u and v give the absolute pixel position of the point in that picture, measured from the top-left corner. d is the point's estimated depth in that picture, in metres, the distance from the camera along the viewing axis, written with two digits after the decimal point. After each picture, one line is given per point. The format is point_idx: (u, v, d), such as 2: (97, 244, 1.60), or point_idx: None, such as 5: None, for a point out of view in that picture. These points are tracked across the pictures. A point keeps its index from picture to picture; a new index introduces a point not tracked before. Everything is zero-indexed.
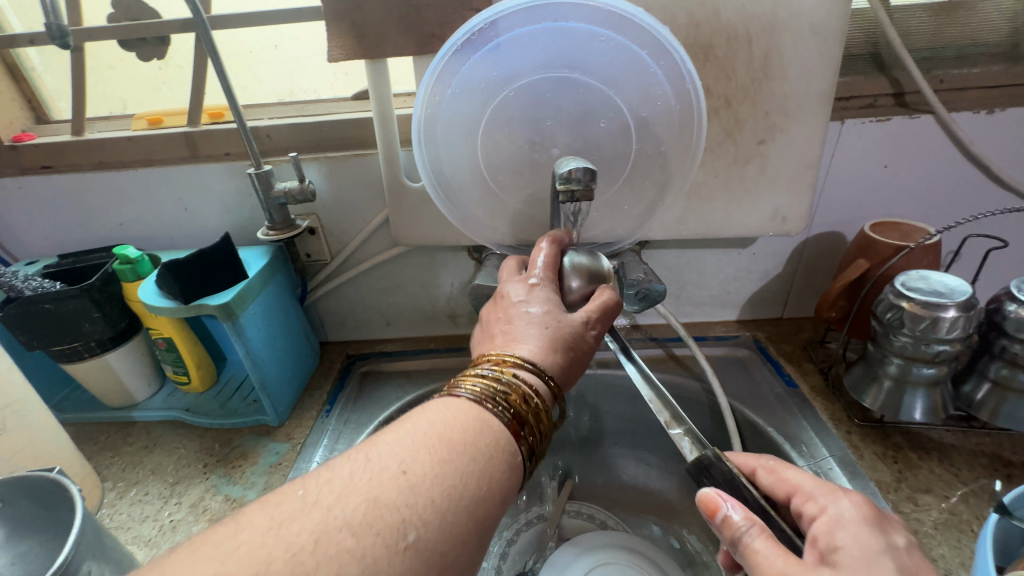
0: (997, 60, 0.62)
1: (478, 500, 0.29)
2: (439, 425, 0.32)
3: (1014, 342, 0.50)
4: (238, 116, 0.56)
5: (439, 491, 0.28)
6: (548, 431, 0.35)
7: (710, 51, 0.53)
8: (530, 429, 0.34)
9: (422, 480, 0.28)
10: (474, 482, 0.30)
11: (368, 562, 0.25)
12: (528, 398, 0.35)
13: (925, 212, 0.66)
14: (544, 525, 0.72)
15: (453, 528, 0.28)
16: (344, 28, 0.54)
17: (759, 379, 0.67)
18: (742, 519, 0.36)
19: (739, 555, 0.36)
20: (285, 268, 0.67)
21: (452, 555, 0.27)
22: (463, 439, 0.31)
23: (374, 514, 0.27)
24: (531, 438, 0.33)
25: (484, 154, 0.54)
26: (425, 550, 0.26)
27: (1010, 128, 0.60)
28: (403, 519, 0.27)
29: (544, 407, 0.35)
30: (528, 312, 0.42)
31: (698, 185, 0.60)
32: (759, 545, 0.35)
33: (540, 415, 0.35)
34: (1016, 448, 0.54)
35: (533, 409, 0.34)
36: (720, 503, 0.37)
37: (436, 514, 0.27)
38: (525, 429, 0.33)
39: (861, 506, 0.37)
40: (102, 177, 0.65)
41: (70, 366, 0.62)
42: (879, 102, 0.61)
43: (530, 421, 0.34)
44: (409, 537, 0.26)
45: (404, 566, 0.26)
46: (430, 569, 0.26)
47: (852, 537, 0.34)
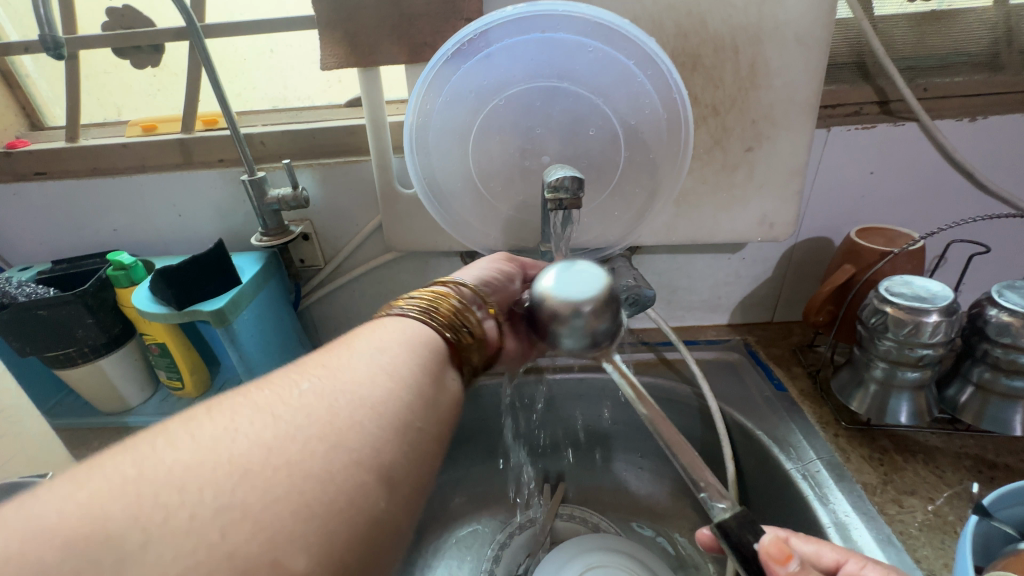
0: (979, 69, 0.63)
1: (375, 356, 0.34)
2: (360, 333, 0.37)
3: (996, 346, 0.50)
4: (231, 123, 0.56)
5: (332, 361, 0.33)
6: (478, 335, 0.41)
7: (698, 61, 0.54)
8: (451, 322, 0.40)
9: (314, 360, 0.33)
10: (384, 347, 0.35)
11: (265, 407, 0.28)
12: (449, 302, 0.41)
13: (911, 218, 0.67)
14: (537, 528, 0.72)
15: (350, 373, 0.32)
16: (336, 38, 0.55)
17: (748, 382, 0.68)
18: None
19: None
20: (279, 273, 0.67)
21: (352, 388, 0.31)
22: (378, 335, 0.36)
23: (271, 384, 0.31)
24: (455, 335, 0.39)
25: (475, 161, 0.54)
26: (322, 391, 0.30)
27: (993, 135, 0.61)
28: (297, 379, 0.31)
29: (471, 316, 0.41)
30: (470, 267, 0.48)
31: (687, 192, 0.61)
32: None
33: (466, 321, 0.41)
34: (1000, 450, 0.55)
35: (461, 317, 0.41)
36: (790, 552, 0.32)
37: (328, 371, 0.32)
38: (452, 330, 0.39)
39: None
40: (96, 184, 0.65)
41: (63, 372, 0.63)
42: (864, 111, 0.62)
43: (450, 317, 0.40)
44: (303, 386, 0.30)
45: (297, 404, 0.29)
46: (328, 401, 0.29)
47: None
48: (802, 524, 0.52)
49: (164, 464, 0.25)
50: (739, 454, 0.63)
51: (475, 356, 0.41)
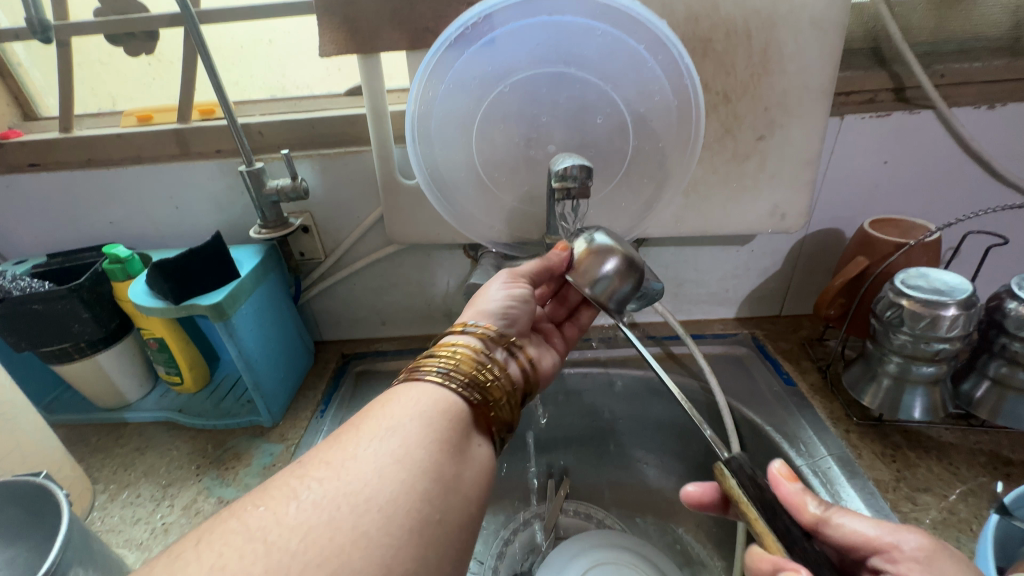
0: (998, 55, 0.61)
1: (388, 440, 0.32)
2: (371, 410, 0.35)
3: (1014, 340, 0.49)
4: (228, 112, 0.55)
5: (335, 457, 0.31)
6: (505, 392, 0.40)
7: (709, 46, 0.52)
8: (480, 379, 0.39)
9: (318, 459, 0.32)
10: (400, 425, 0.33)
11: (262, 530, 0.27)
12: (474, 357, 0.40)
13: (925, 208, 0.65)
14: (541, 524, 0.72)
15: (354, 473, 0.30)
16: (335, 23, 0.53)
17: (757, 377, 0.67)
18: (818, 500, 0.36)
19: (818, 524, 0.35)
20: (278, 266, 0.66)
21: (359, 491, 0.29)
22: (393, 411, 0.35)
23: (265, 496, 0.29)
24: (485, 396, 0.38)
25: (479, 151, 0.53)
26: (323, 500, 0.29)
27: (1011, 123, 0.59)
28: (296, 488, 0.30)
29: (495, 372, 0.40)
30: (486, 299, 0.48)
31: (697, 182, 0.59)
32: (841, 520, 0.35)
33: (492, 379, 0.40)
34: (1015, 446, 0.54)
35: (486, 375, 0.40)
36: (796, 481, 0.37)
37: (332, 474, 0.30)
38: (479, 391, 0.38)
39: None
40: (91, 175, 0.64)
41: (60, 367, 0.62)
42: (879, 98, 0.60)
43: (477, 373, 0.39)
44: (302, 497, 0.29)
45: (297, 519, 0.27)
46: (331, 513, 0.28)
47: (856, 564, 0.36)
48: None
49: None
50: (748, 450, 0.62)
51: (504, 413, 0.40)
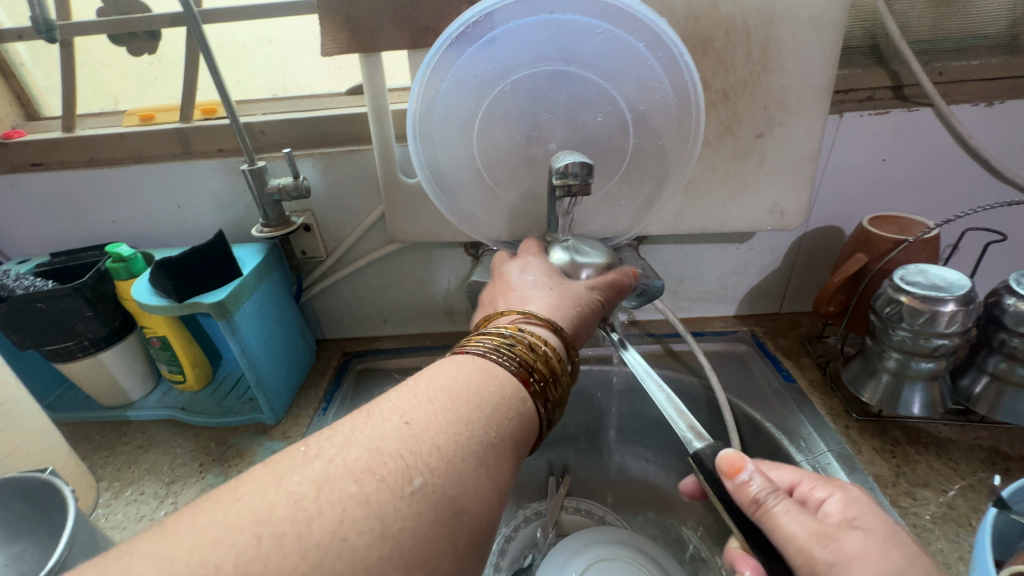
0: (995, 53, 0.61)
1: (487, 445, 0.29)
2: (446, 379, 0.32)
3: (1013, 336, 0.49)
4: (230, 111, 0.55)
5: (446, 441, 0.28)
6: (559, 379, 0.36)
7: (708, 44, 0.52)
8: (540, 375, 0.35)
9: (426, 429, 0.28)
10: (489, 422, 0.30)
11: (374, 506, 0.24)
12: (537, 347, 0.36)
13: (924, 205, 0.66)
14: (542, 521, 0.72)
15: (461, 471, 0.27)
16: (337, 23, 0.54)
17: (757, 374, 0.67)
18: (765, 483, 0.33)
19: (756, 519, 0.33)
20: (280, 265, 0.66)
21: (463, 499, 0.27)
22: (467, 389, 0.31)
23: (378, 463, 0.26)
24: (541, 382, 0.35)
25: (481, 149, 0.53)
26: (433, 495, 0.26)
27: (1010, 121, 0.59)
28: (410, 466, 0.26)
29: (551, 355, 0.37)
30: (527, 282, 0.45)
31: (696, 179, 0.60)
32: (780, 512, 0.32)
33: (548, 363, 0.36)
34: (1014, 442, 0.54)
35: (542, 357, 0.36)
36: (744, 463, 0.34)
37: (442, 460, 0.27)
38: (533, 375, 0.34)
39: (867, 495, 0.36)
40: (94, 175, 0.64)
41: (64, 366, 0.62)
42: (878, 96, 0.60)
43: (540, 369, 0.35)
44: (416, 483, 0.26)
45: (412, 511, 0.25)
46: (439, 514, 0.26)
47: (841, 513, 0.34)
48: None
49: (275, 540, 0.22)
50: (747, 446, 0.62)
51: (556, 404, 0.36)
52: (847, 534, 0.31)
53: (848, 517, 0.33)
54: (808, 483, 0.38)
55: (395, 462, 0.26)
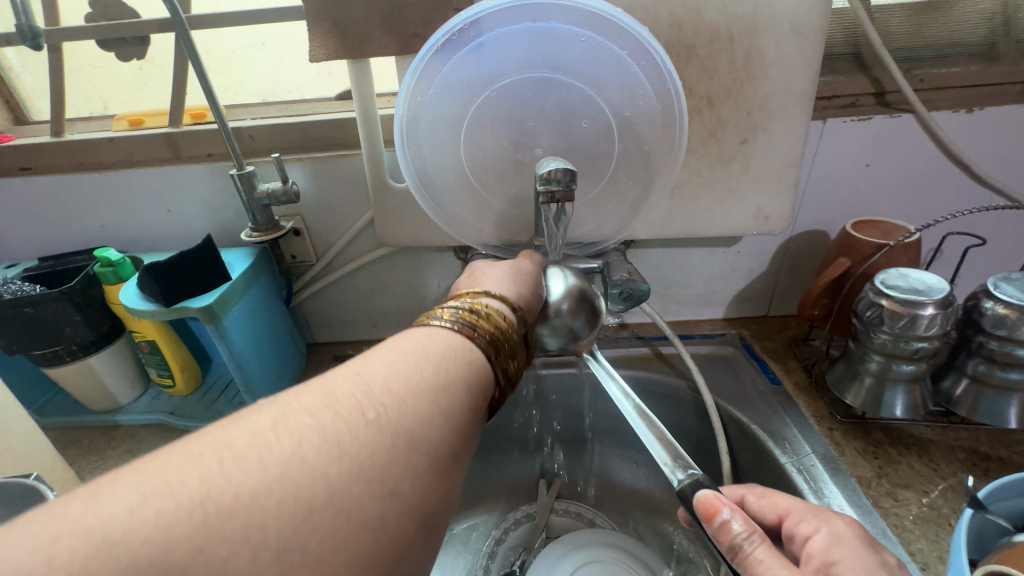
0: (975, 60, 0.62)
1: (443, 385, 0.28)
2: (395, 339, 0.31)
3: (990, 339, 0.50)
4: (219, 116, 0.55)
5: (398, 381, 0.27)
6: (512, 346, 0.34)
7: (692, 51, 0.53)
8: (499, 345, 0.33)
9: (376, 374, 0.28)
10: (440, 370, 0.29)
11: (330, 433, 0.24)
12: (498, 320, 0.34)
13: (908, 210, 0.67)
14: (532, 524, 0.72)
15: (416, 405, 0.27)
16: (325, 29, 0.54)
17: (744, 376, 0.68)
18: (743, 526, 0.35)
19: (734, 560, 0.35)
20: (269, 269, 0.67)
21: (418, 428, 0.26)
22: (415, 345, 0.30)
23: (332, 401, 0.26)
24: (492, 343, 0.32)
25: (467, 154, 0.54)
26: (388, 424, 0.25)
27: (990, 127, 0.60)
28: (362, 402, 0.26)
29: (504, 323, 0.34)
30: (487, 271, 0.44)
31: (682, 184, 0.60)
32: (761, 557, 0.34)
33: (499, 327, 0.34)
34: (994, 443, 0.55)
35: (492, 320, 0.34)
36: (721, 506, 0.35)
37: (396, 397, 0.27)
38: (480, 333, 0.32)
39: (851, 527, 0.37)
40: (83, 179, 0.64)
41: (51, 370, 0.62)
42: (861, 102, 0.61)
43: (500, 341, 0.33)
44: (369, 414, 0.25)
45: (367, 438, 0.24)
46: (397, 440, 0.25)
47: (823, 555, 0.35)
48: None
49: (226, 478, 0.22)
50: (733, 448, 0.63)
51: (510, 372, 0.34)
52: None
53: (828, 560, 0.35)
54: (796, 517, 0.39)
55: (350, 399, 0.26)
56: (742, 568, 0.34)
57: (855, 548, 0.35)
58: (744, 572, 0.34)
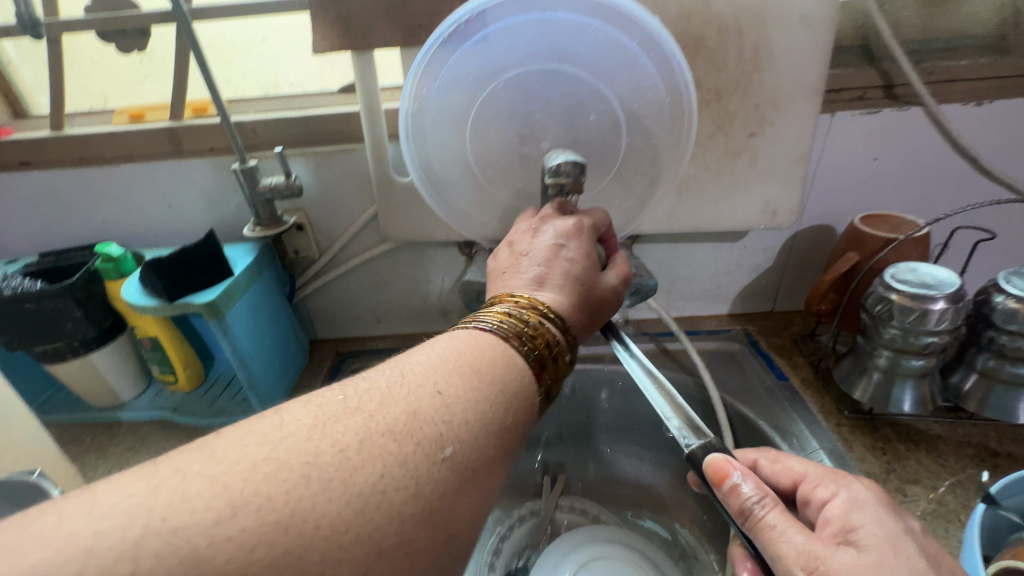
0: (985, 53, 0.62)
1: (506, 427, 0.31)
2: (470, 356, 0.33)
3: (1001, 333, 0.50)
4: (221, 110, 0.55)
5: (474, 415, 0.30)
6: (564, 377, 0.37)
7: (700, 43, 0.52)
8: (551, 374, 0.36)
9: (455, 401, 0.30)
10: (509, 408, 0.32)
11: (410, 467, 0.27)
12: (541, 334, 0.36)
13: (916, 204, 0.66)
14: (537, 520, 0.72)
15: (484, 447, 0.29)
16: (328, 21, 0.53)
17: (750, 372, 0.67)
18: (755, 489, 0.34)
19: (745, 525, 0.34)
20: (272, 264, 0.66)
21: (482, 472, 0.29)
22: (491, 372, 0.32)
23: (415, 427, 0.28)
24: (551, 384, 0.36)
25: (473, 148, 0.53)
26: (461, 464, 0.28)
27: (999, 120, 0.60)
28: (442, 435, 0.28)
29: (564, 355, 0.37)
30: (561, 258, 0.41)
31: (689, 178, 0.60)
32: (773, 521, 0.33)
33: (559, 362, 0.36)
34: (1002, 439, 0.55)
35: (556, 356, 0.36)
36: (731, 471, 0.35)
37: (470, 432, 0.29)
38: (545, 371, 0.35)
39: (871, 491, 0.37)
40: (84, 174, 0.63)
41: (53, 366, 0.61)
42: (868, 95, 0.60)
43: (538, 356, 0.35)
44: (446, 451, 0.28)
45: (441, 475, 0.27)
46: (463, 482, 0.28)
47: (842, 520, 0.35)
48: None
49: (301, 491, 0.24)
50: (740, 444, 0.62)
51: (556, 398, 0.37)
52: (837, 554, 0.32)
53: (847, 526, 0.34)
54: (813, 482, 0.39)
55: (429, 428, 0.28)
56: (754, 535, 0.34)
57: (875, 511, 0.35)
58: (756, 538, 0.33)
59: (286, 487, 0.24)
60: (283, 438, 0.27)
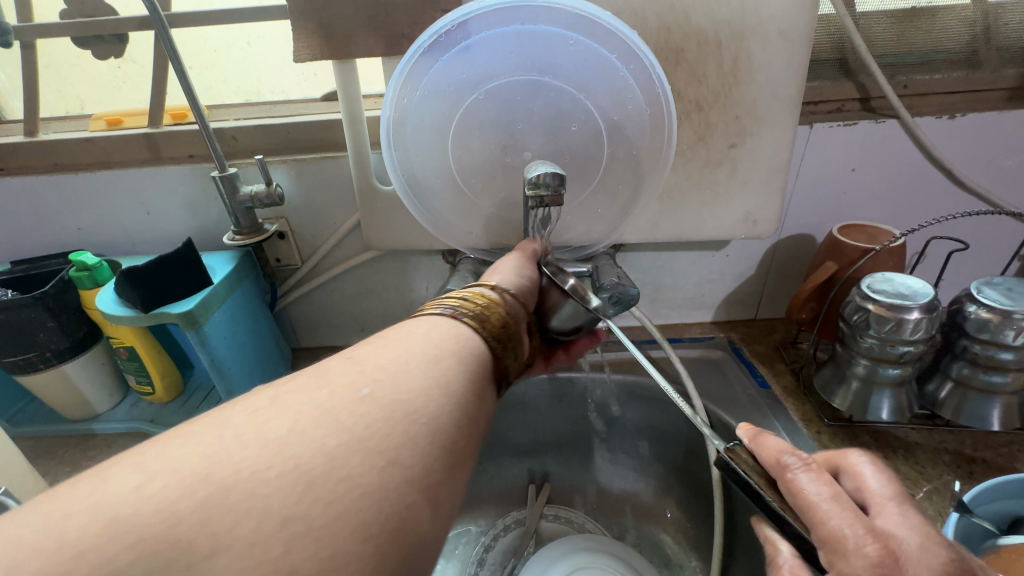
0: (957, 67, 0.63)
1: (433, 358, 0.30)
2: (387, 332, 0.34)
3: (974, 342, 0.51)
4: (200, 117, 0.54)
5: (391, 360, 0.29)
6: (499, 322, 0.37)
7: (681, 55, 0.53)
8: (474, 313, 0.37)
9: (369, 355, 0.30)
10: (434, 348, 0.32)
11: (325, 408, 0.25)
12: (491, 303, 0.38)
13: (892, 214, 0.67)
14: (522, 530, 0.72)
15: (411, 381, 0.28)
16: (310, 29, 0.53)
17: (732, 379, 0.68)
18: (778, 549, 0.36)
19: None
20: (253, 272, 0.65)
21: (414, 401, 0.27)
22: (405, 331, 0.33)
23: (327, 380, 0.27)
24: (477, 319, 0.36)
25: (456, 157, 0.53)
26: (386, 397, 0.26)
27: (971, 133, 0.61)
28: (357, 379, 0.27)
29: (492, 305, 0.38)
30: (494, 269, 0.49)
31: (671, 188, 0.60)
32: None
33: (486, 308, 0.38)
34: (977, 445, 0.55)
35: (479, 302, 0.38)
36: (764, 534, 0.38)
37: (389, 371, 0.28)
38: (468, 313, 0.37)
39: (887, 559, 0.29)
40: (57, 181, 0.62)
41: (24, 378, 0.60)
42: (846, 107, 0.62)
43: (493, 322, 0.37)
44: (364, 389, 0.27)
45: (363, 409, 0.25)
46: (392, 412, 0.26)
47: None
48: None
49: (227, 455, 0.22)
50: None
51: (500, 342, 0.36)
52: None
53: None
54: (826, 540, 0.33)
55: (345, 378, 0.27)
56: None
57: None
58: None
59: (213, 447, 0.22)
60: (227, 409, 0.25)
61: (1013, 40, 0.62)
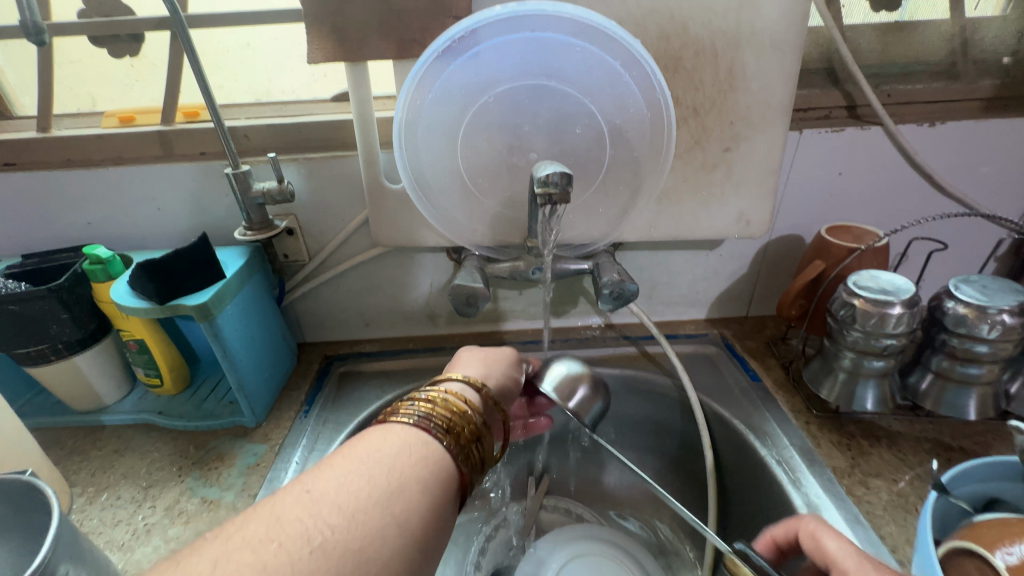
0: (938, 78, 0.67)
1: (394, 492, 0.32)
2: (356, 446, 0.35)
3: (952, 336, 0.54)
4: (216, 116, 0.56)
5: (348, 497, 0.31)
6: (469, 433, 0.39)
7: (679, 63, 0.56)
8: (444, 423, 0.38)
9: (326, 491, 0.31)
10: (397, 475, 0.33)
11: (270, 570, 0.26)
12: (463, 411, 0.40)
13: (877, 216, 0.71)
14: (522, 520, 0.74)
15: (365, 526, 0.30)
16: (323, 32, 0.55)
17: (725, 373, 0.71)
18: None
19: None
20: (263, 268, 0.67)
21: (365, 549, 0.29)
22: (372, 449, 0.34)
23: (275, 531, 0.28)
24: (448, 431, 0.37)
25: (464, 157, 0.55)
26: (335, 550, 0.28)
27: (950, 140, 0.65)
28: (309, 527, 0.29)
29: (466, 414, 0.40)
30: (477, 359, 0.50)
31: (669, 189, 0.63)
32: None
33: (459, 417, 0.39)
34: (956, 434, 0.58)
35: (453, 410, 0.39)
36: None
37: (343, 517, 0.30)
38: (439, 424, 0.38)
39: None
40: (70, 176, 0.63)
41: (35, 369, 0.61)
42: (834, 114, 0.66)
43: (464, 433, 0.38)
44: (316, 541, 0.28)
45: (311, 567, 0.27)
46: (343, 565, 0.28)
47: None
48: (778, 509, 0.55)
49: None
50: (717, 443, 0.66)
51: (468, 457, 0.38)
52: None
53: None
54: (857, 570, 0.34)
55: (295, 525, 0.29)
56: None
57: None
58: None
59: None
60: None
61: (989, 53, 0.66)
